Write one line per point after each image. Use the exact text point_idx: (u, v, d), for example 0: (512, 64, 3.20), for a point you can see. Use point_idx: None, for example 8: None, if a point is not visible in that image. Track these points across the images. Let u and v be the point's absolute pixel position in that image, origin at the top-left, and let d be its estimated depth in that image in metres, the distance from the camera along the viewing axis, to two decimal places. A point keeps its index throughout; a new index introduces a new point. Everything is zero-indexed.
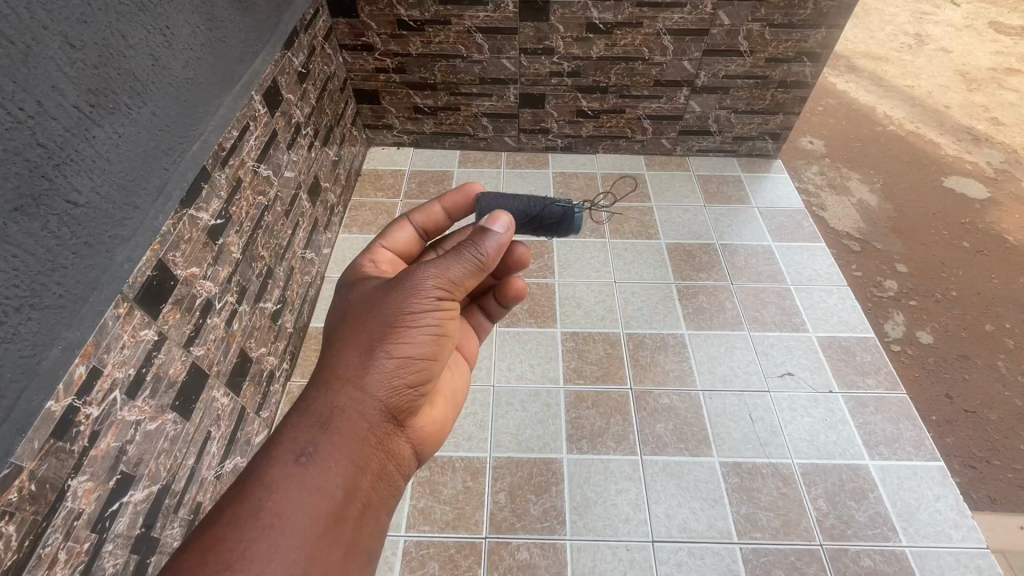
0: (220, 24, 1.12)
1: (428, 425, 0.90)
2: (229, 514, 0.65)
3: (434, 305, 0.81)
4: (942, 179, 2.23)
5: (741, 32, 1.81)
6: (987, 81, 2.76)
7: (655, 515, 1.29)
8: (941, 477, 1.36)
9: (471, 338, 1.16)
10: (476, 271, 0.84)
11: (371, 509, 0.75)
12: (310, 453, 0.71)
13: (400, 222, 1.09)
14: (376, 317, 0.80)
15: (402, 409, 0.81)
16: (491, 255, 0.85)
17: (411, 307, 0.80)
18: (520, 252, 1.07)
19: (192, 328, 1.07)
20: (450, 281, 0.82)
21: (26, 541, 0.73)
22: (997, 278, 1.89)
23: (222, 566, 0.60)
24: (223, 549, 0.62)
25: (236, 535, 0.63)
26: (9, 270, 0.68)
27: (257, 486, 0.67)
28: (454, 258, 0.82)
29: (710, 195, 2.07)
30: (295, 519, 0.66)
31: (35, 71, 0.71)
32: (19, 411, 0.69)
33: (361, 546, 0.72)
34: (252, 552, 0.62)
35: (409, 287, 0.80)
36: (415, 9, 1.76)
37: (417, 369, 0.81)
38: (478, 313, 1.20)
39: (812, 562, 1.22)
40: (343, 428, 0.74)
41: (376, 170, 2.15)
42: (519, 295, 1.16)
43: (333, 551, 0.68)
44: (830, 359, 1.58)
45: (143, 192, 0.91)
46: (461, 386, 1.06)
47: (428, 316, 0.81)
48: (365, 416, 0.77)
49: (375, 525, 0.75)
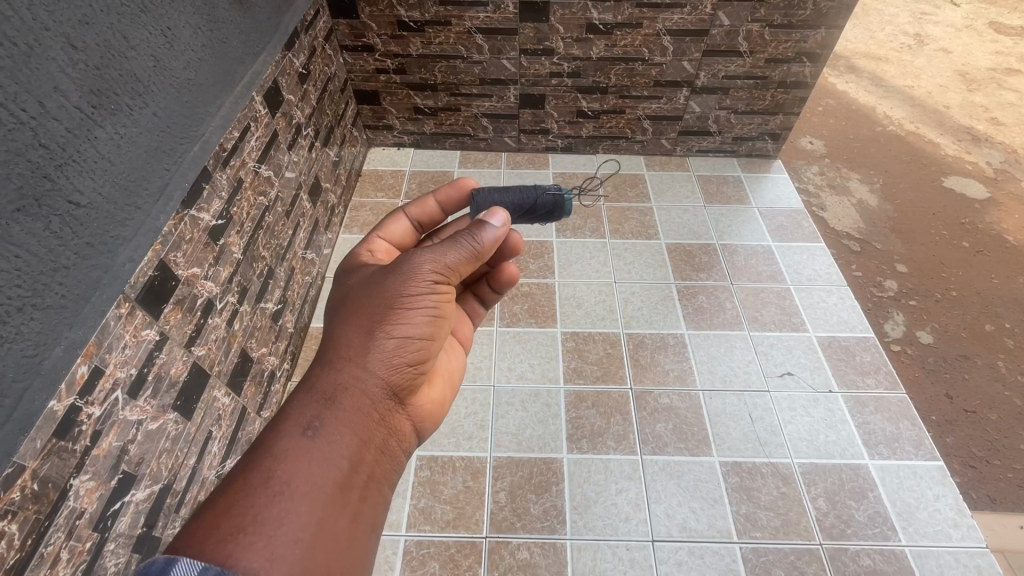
0: (221, 25, 1.13)
1: (428, 404, 0.91)
2: (238, 484, 0.63)
3: (432, 288, 0.83)
4: (941, 179, 2.23)
5: (741, 32, 1.81)
6: (987, 81, 2.76)
7: (655, 515, 1.30)
8: (941, 476, 1.36)
9: (468, 324, 1.18)
10: (473, 258, 0.88)
11: (375, 483, 0.74)
12: (316, 426, 0.71)
13: (395, 216, 1.12)
14: (377, 299, 0.81)
15: (403, 387, 0.82)
16: (487, 245, 0.89)
17: (412, 289, 0.82)
18: (513, 240, 1.11)
19: (193, 328, 1.08)
20: (448, 265, 0.85)
21: (28, 540, 0.73)
22: (997, 278, 1.89)
23: (232, 531, 0.59)
24: (233, 514, 0.60)
25: (245, 501, 0.61)
26: (12, 271, 0.68)
27: (265, 457, 0.66)
28: (452, 245, 0.86)
29: (710, 196, 2.07)
30: (303, 488, 0.65)
31: (36, 72, 0.71)
32: (21, 411, 0.70)
33: (368, 519, 0.71)
34: (264, 517, 0.61)
35: (409, 270, 0.82)
36: (416, 10, 1.77)
37: (418, 349, 0.82)
38: (473, 301, 1.22)
39: (812, 562, 1.23)
40: (348, 404, 0.75)
41: (377, 171, 2.16)
42: (512, 278, 1.20)
43: (341, 521, 0.66)
44: (830, 359, 1.58)
45: (145, 192, 0.91)
46: (458, 369, 1.07)
47: (428, 298, 0.83)
48: (369, 393, 0.77)
49: (379, 498, 0.74)
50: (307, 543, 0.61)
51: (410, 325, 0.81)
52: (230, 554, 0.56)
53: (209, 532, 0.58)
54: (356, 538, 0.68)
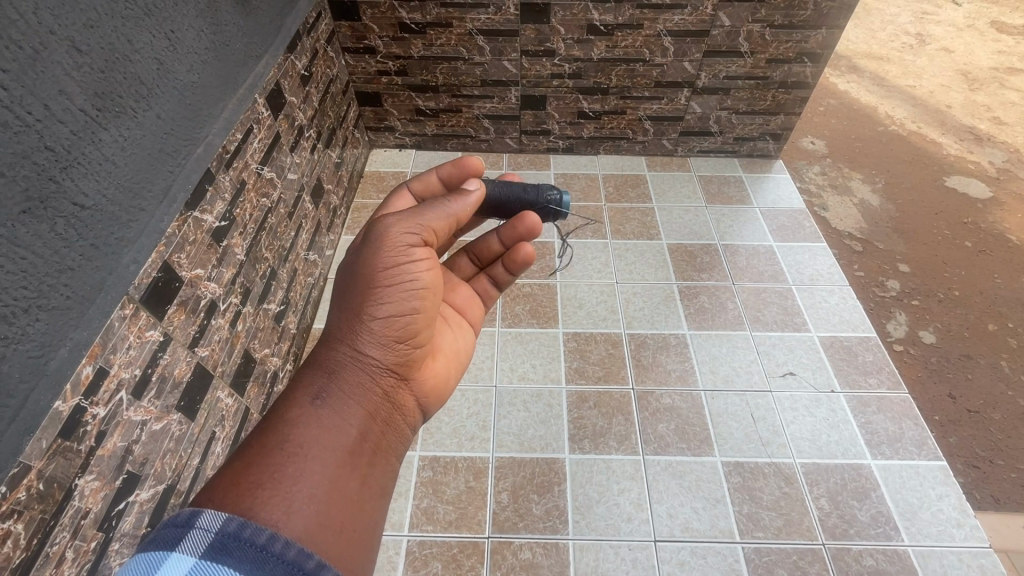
0: (224, 27, 1.13)
1: (432, 379, 0.92)
2: (253, 449, 0.63)
3: (420, 257, 0.86)
4: (944, 179, 2.23)
5: (741, 32, 1.81)
6: (989, 80, 2.76)
7: (658, 515, 1.30)
8: (944, 476, 1.36)
9: (477, 306, 1.17)
10: (449, 217, 0.91)
11: (382, 452, 0.74)
12: (323, 396, 0.72)
13: (399, 192, 1.11)
14: (362, 270, 0.82)
15: (402, 360, 0.84)
16: (458, 203, 0.93)
17: (398, 258, 0.83)
18: (532, 219, 1.12)
19: (197, 328, 1.08)
20: (424, 226, 0.87)
21: (34, 540, 0.73)
22: (1000, 277, 1.88)
23: (251, 487, 0.58)
24: (251, 473, 0.60)
25: (261, 462, 0.61)
26: (18, 273, 0.69)
27: (278, 423, 0.67)
28: (424, 206, 0.89)
29: (712, 196, 2.07)
30: (315, 450, 0.65)
31: (42, 76, 0.72)
32: (27, 411, 0.70)
33: (378, 483, 0.70)
34: (280, 474, 0.60)
35: (381, 237, 0.83)
36: (417, 12, 1.77)
37: (414, 321, 0.84)
38: (486, 281, 1.21)
39: (814, 562, 1.23)
40: (352, 375, 0.76)
41: (379, 172, 2.16)
42: (528, 259, 1.15)
43: (352, 481, 0.66)
44: (832, 359, 1.58)
45: (148, 194, 0.92)
46: (465, 349, 1.07)
47: (418, 267, 0.86)
48: (370, 364, 0.79)
49: (388, 468, 0.74)
50: (323, 498, 0.61)
51: (403, 296, 0.83)
52: (250, 507, 0.56)
53: (227, 489, 0.58)
54: (368, 501, 0.67)
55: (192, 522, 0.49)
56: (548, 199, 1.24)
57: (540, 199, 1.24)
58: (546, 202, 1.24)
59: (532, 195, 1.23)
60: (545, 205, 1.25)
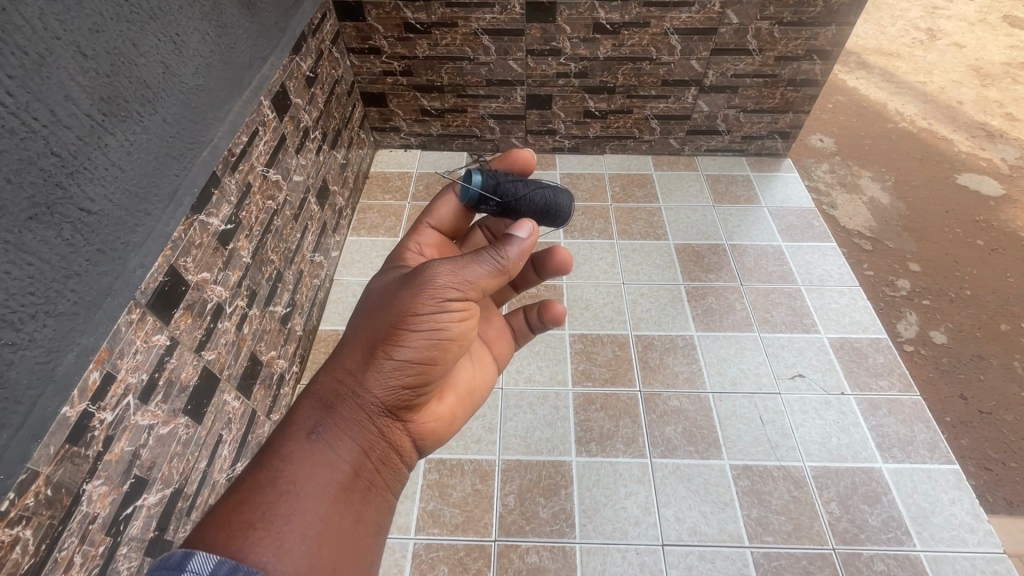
0: (228, 30, 1.13)
1: (435, 421, 0.90)
2: (248, 483, 0.65)
3: (446, 308, 0.79)
4: (955, 177, 2.19)
5: (750, 30, 1.79)
6: (1001, 76, 2.71)
7: (665, 518, 1.29)
8: (957, 480, 1.34)
9: (505, 342, 1.17)
10: (498, 273, 0.84)
11: (375, 491, 0.76)
12: (319, 431, 0.73)
13: (444, 198, 1.09)
14: (387, 313, 0.80)
15: (406, 405, 0.82)
16: (513, 260, 0.86)
17: (427, 308, 0.78)
18: (562, 256, 1.13)
19: (203, 332, 1.08)
20: (467, 282, 0.81)
21: (43, 545, 0.74)
22: (1012, 276, 1.86)
23: (242, 527, 0.60)
24: (244, 510, 0.62)
25: (254, 498, 0.63)
26: (25, 279, 0.69)
27: (274, 458, 0.69)
28: (475, 259, 0.83)
29: (719, 196, 2.05)
30: (309, 488, 0.67)
31: (48, 82, 0.72)
32: (34, 418, 0.70)
33: (370, 522, 0.72)
34: (273, 514, 0.62)
35: (424, 286, 0.79)
36: (422, 12, 1.77)
37: (424, 371, 0.80)
38: (520, 318, 1.21)
39: (824, 567, 1.21)
40: (351, 414, 0.76)
41: (384, 172, 2.15)
42: (561, 317, 1.17)
43: (346, 520, 0.68)
44: (842, 361, 1.57)
45: (155, 198, 0.92)
46: (478, 388, 1.05)
47: (442, 319, 0.79)
48: (369, 405, 0.77)
49: (382, 505, 0.76)
50: (314, 539, 0.63)
51: (420, 346, 0.78)
52: (242, 547, 0.58)
53: (221, 527, 0.60)
54: (362, 540, 0.69)
55: (184, 565, 0.51)
56: (492, 205, 1.00)
57: (506, 208, 1.01)
58: (501, 205, 1.00)
59: (520, 212, 1.02)
60: (500, 199, 0.99)
